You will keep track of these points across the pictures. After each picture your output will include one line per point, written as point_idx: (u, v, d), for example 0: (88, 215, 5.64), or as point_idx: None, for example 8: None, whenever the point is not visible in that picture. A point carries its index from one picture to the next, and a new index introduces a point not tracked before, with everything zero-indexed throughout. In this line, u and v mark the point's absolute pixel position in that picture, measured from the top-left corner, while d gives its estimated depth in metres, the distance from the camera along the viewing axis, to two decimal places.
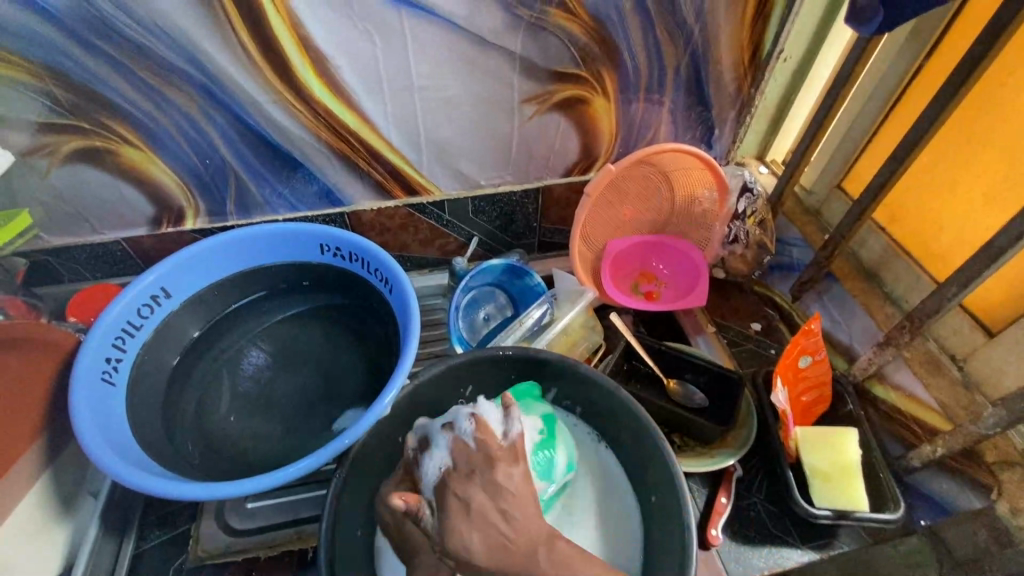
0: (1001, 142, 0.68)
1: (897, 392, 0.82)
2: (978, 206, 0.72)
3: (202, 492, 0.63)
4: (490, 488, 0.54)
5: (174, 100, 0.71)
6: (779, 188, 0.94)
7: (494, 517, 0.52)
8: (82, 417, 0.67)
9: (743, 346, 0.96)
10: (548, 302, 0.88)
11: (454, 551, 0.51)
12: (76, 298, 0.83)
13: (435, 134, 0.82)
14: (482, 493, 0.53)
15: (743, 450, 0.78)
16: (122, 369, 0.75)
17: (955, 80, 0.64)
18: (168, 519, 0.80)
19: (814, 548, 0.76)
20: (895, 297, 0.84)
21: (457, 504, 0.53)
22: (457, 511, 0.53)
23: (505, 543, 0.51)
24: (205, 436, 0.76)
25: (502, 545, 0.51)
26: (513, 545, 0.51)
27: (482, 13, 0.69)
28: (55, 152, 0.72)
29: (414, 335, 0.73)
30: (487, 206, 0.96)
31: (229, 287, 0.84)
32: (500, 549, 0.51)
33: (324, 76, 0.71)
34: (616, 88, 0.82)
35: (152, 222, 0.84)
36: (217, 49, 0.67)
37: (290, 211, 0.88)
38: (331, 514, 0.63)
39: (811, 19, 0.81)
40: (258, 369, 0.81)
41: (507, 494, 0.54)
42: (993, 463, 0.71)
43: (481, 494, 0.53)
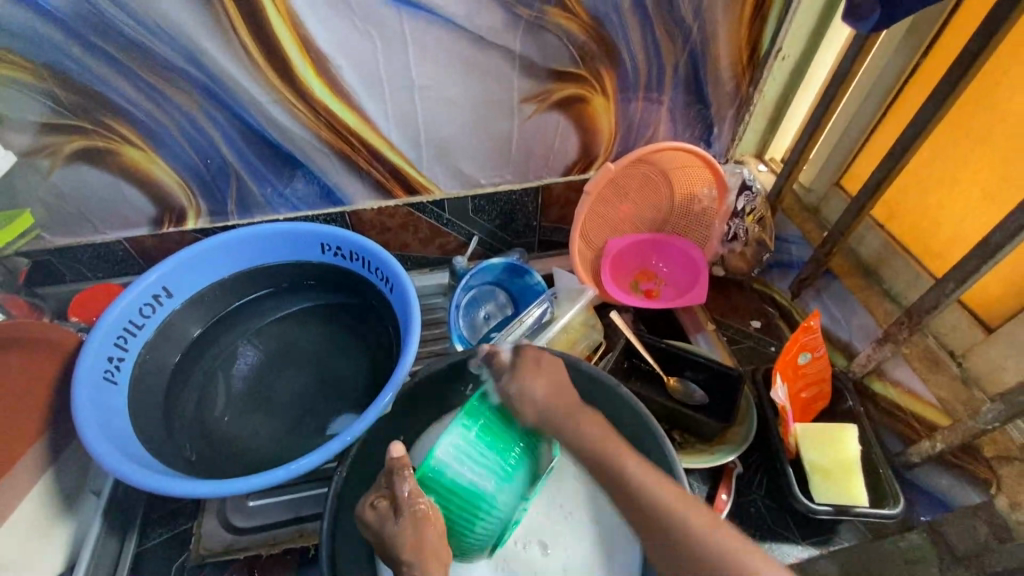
0: (998, 139, 0.68)
1: (896, 388, 0.82)
2: (976, 203, 0.72)
3: (204, 489, 0.63)
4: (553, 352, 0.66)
5: (175, 100, 0.71)
6: (778, 187, 0.95)
7: (555, 377, 0.61)
8: (83, 417, 0.67)
9: (742, 343, 0.96)
10: (548, 300, 0.89)
11: (520, 389, 0.59)
12: (78, 298, 0.84)
13: (436, 133, 0.82)
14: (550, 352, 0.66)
15: (744, 446, 0.78)
16: (124, 368, 0.75)
17: (952, 77, 0.64)
18: (170, 518, 0.80)
19: (813, 544, 0.77)
20: (894, 294, 0.84)
21: (529, 360, 0.62)
22: (532, 365, 0.61)
23: (559, 392, 0.59)
24: (206, 435, 0.76)
25: (553, 392, 0.59)
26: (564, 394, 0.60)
27: (482, 13, 0.70)
28: (58, 152, 0.73)
29: (414, 334, 0.73)
30: (488, 205, 0.96)
31: (229, 287, 0.84)
32: (554, 395, 0.59)
33: (325, 76, 0.72)
34: (615, 87, 0.83)
35: (153, 221, 0.84)
36: (218, 50, 0.67)
37: (291, 210, 0.89)
38: (332, 508, 0.64)
39: (809, 18, 0.81)
40: (249, 369, 0.81)
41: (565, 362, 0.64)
42: (993, 458, 0.73)
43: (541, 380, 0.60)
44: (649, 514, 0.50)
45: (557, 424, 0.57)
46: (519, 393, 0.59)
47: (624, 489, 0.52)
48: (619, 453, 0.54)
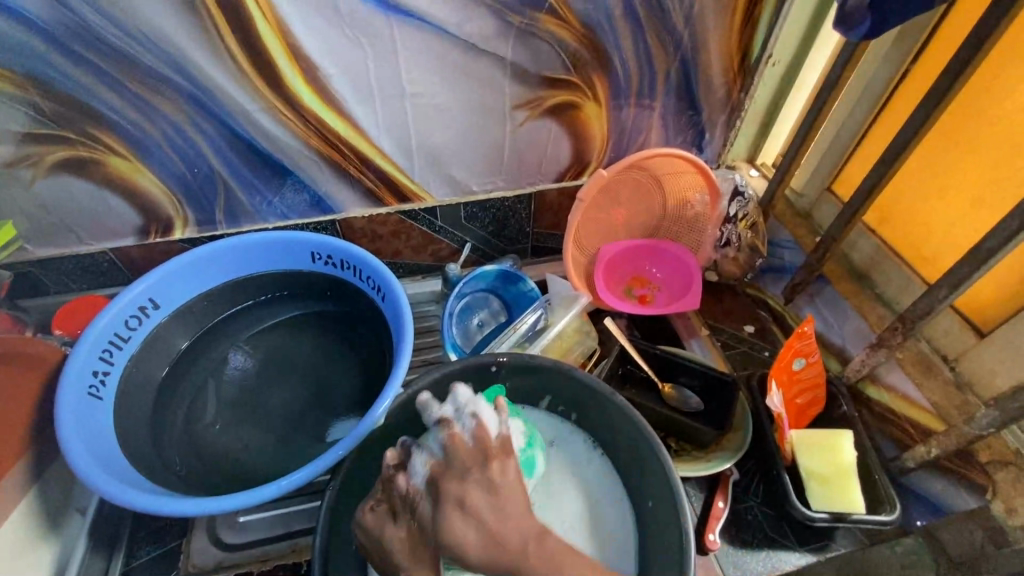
0: (991, 144, 0.68)
1: (890, 392, 0.82)
2: (967, 207, 0.73)
3: (194, 507, 0.62)
4: (484, 484, 0.54)
5: (160, 109, 0.70)
6: (770, 193, 0.95)
7: (489, 512, 0.53)
8: (68, 433, 0.66)
9: (737, 349, 0.96)
10: (543, 306, 0.88)
11: (453, 548, 0.52)
12: (63, 310, 0.82)
13: (427, 140, 0.82)
14: (477, 489, 0.54)
15: (739, 454, 0.78)
16: (110, 383, 0.74)
17: (942, 84, 0.64)
18: (157, 534, 0.78)
19: (811, 551, 0.76)
20: (887, 298, 0.84)
21: (451, 496, 0.53)
22: (459, 510, 0.53)
23: (495, 539, 0.52)
24: (195, 449, 0.75)
25: (495, 543, 0.52)
26: (504, 541, 0.52)
27: (473, 20, 0.69)
28: (39, 162, 0.71)
29: (406, 343, 0.73)
30: (480, 212, 0.95)
31: (218, 297, 0.83)
32: (494, 548, 0.52)
33: (314, 84, 0.71)
34: (607, 94, 0.83)
35: (140, 232, 0.83)
36: (205, 58, 0.66)
37: (280, 219, 0.87)
38: (325, 524, 0.62)
39: (800, 24, 0.82)
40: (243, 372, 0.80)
41: (499, 487, 0.54)
42: (987, 462, 0.72)
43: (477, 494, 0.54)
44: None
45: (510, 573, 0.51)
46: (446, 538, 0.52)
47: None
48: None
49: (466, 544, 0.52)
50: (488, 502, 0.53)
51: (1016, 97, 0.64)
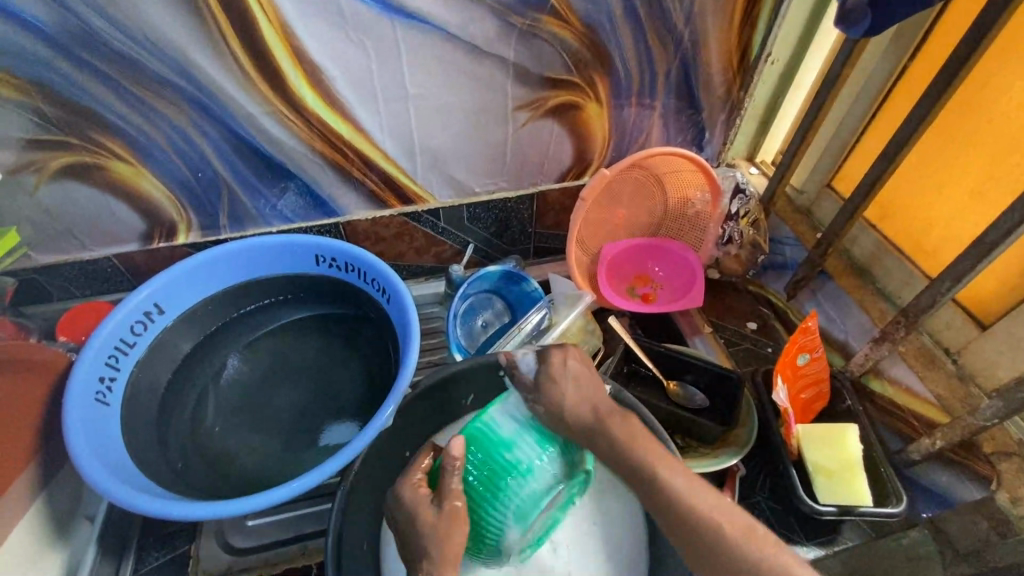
0: (989, 139, 0.69)
1: (893, 386, 0.83)
2: (966, 201, 0.74)
3: (204, 511, 0.61)
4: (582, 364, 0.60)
5: (164, 113, 0.70)
6: (770, 190, 0.96)
7: (586, 387, 0.58)
8: (75, 439, 0.65)
9: (740, 345, 0.96)
10: (547, 306, 0.89)
11: (552, 407, 0.56)
12: (67, 316, 0.82)
13: (430, 142, 0.82)
14: (577, 361, 0.59)
15: (746, 449, 0.78)
16: (116, 389, 0.74)
17: (941, 80, 0.65)
18: (165, 540, 0.77)
19: (818, 545, 0.77)
20: (888, 292, 0.86)
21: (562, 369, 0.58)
22: (563, 377, 0.57)
23: (591, 402, 0.57)
24: (202, 454, 0.74)
25: (590, 406, 0.56)
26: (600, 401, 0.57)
27: (475, 22, 0.70)
28: (43, 168, 0.71)
29: (413, 344, 0.73)
30: (483, 213, 0.95)
31: (223, 300, 0.83)
32: (589, 406, 0.56)
33: (318, 87, 0.71)
34: (608, 94, 0.83)
35: (143, 237, 0.82)
36: (209, 62, 0.66)
37: (284, 222, 0.87)
38: (337, 523, 0.63)
39: (798, 23, 0.83)
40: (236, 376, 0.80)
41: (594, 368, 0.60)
42: (990, 454, 0.74)
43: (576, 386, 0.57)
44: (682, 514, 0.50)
45: (592, 435, 0.55)
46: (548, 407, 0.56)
47: (656, 493, 0.51)
48: (652, 462, 0.53)
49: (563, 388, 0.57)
50: (588, 379, 0.59)
51: (1014, 92, 0.65)
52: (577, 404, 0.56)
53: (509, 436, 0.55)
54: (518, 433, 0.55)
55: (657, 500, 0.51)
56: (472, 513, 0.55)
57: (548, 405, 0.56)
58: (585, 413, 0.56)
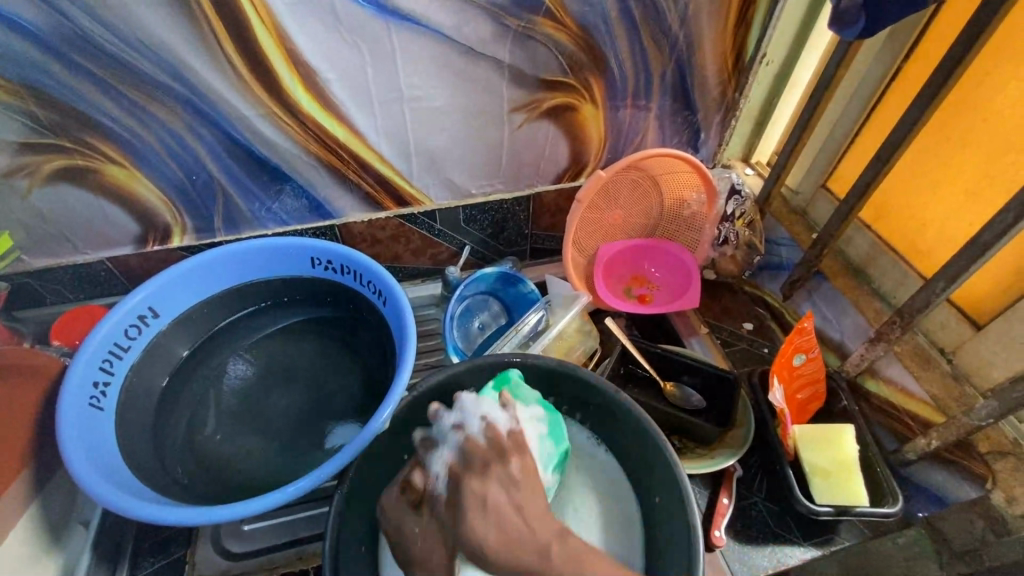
0: (983, 139, 0.69)
1: (889, 385, 0.83)
2: (961, 201, 0.74)
3: (199, 516, 0.61)
4: (503, 487, 0.54)
5: (158, 116, 0.69)
6: (766, 190, 0.96)
7: (510, 519, 0.51)
8: (69, 443, 0.65)
9: (736, 346, 0.96)
10: (543, 308, 0.89)
11: (474, 547, 0.50)
12: (61, 320, 0.81)
13: (426, 144, 0.82)
14: (498, 486, 0.54)
15: (743, 449, 0.79)
16: (111, 393, 0.73)
17: (935, 81, 0.65)
18: (161, 545, 0.77)
19: (814, 545, 0.77)
20: (883, 293, 0.86)
21: (470, 500, 0.53)
22: (476, 511, 0.52)
23: (519, 538, 0.50)
24: (197, 458, 0.74)
25: (517, 541, 0.50)
26: (537, 532, 0.50)
27: (470, 23, 0.70)
28: (35, 172, 0.70)
29: (410, 347, 0.73)
30: (479, 215, 0.95)
31: (219, 303, 0.83)
32: (513, 544, 0.49)
33: (312, 89, 0.71)
34: (604, 96, 0.83)
35: (137, 240, 0.82)
36: (202, 64, 0.66)
37: (279, 225, 0.87)
38: (336, 525, 0.62)
39: (792, 24, 0.83)
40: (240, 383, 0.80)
41: (521, 482, 0.55)
42: (987, 453, 0.73)
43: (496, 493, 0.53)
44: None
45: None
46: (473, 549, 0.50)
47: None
48: None
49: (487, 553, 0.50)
50: (507, 507, 0.52)
51: (1007, 93, 0.65)
52: (501, 541, 0.50)
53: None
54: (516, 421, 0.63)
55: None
56: None
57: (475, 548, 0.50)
58: (515, 558, 0.49)
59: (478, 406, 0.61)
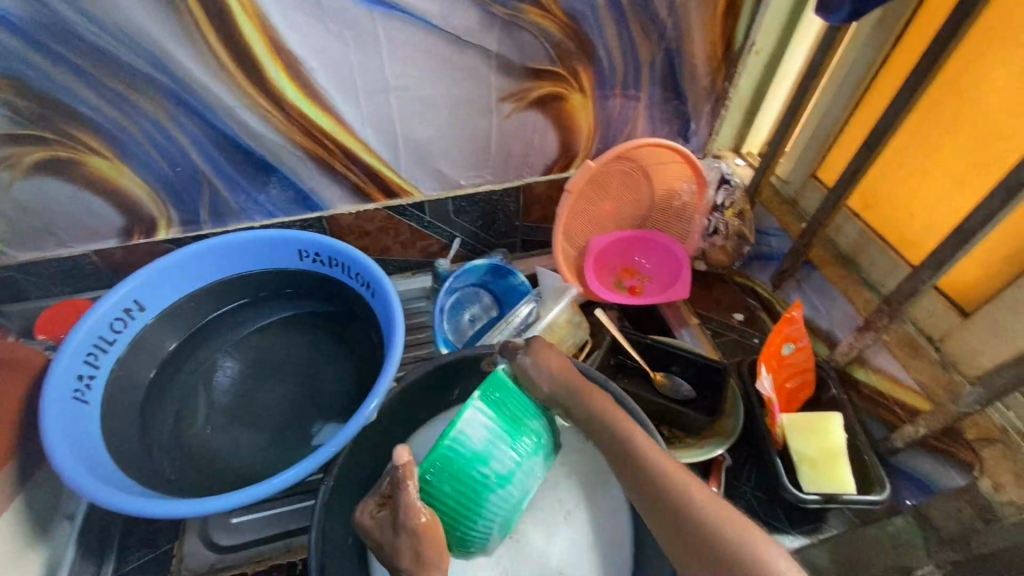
0: (970, 126, 0.69)
1: (877, 374, 0.83)
2: (949, 189, 0.74)
3: (186, 509, 0.61)
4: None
5: (141, 106, 0.69)
6: (755, 181, 0.96)
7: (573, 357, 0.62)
8: (53, 437, 0.64)
9: (727, 336, 0.96)
10: (535, 300, 0.89)
11: (536, 364, 0.61)
12: (46, 315, 0.81)
13: (414, 134, 0.81)
14: None
15: (732, 438, 0.78)
16: (96, 387, 0.72)
17: (923, 68, 0.65)
18: (150, 538, 0.77)
19: (804, 533, 0.77)
20: (873, 282, 0.86)
21: (545, 334, 0.65)
22: (549, 342, 0.63)
23: (565, 380, 0.59)
24: (185, 452, 0.74)
25: (572, 369, 0.61)
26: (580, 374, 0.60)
27: (455, 12, 0.69)
28: (17, 163, 0.70)
29: (398, 339, 0.73)
30: (469, 206, 0.95)
31: (206, 296, 0.82)
32: (572, 373, 0.60)
33: (296, 78, 0.70)
34: (592, 85, 0.83)
35: (122, 233, 0.81)
36: (185, 53, 0.65)
37: (267, 217, 0.86)
38: (320, 520, 0.61)
39: (782, 12, 0.82)
40: (229, 381, 0.79)
41: None
42: (975, 440, 0.73)
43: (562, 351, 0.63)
44: (653, 489, 0.51)
45: (571, 402, 0.59)
46: (533, 367, 0.61)
47: (633, 465, 0.53)
48: (621, 423, 0.56)
49: (546, 368, 0.60)
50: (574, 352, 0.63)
51: (994, 79, 0.65)
52: (558, 364, 0.60)
53: (481, 448, 0.54)
54: (491, 443, 0.54)
55: (630, 464, 0.53)
56: (477, 482, 0.54)
57: (530, 369, 0.60)
58: (568, 380, 0.60)
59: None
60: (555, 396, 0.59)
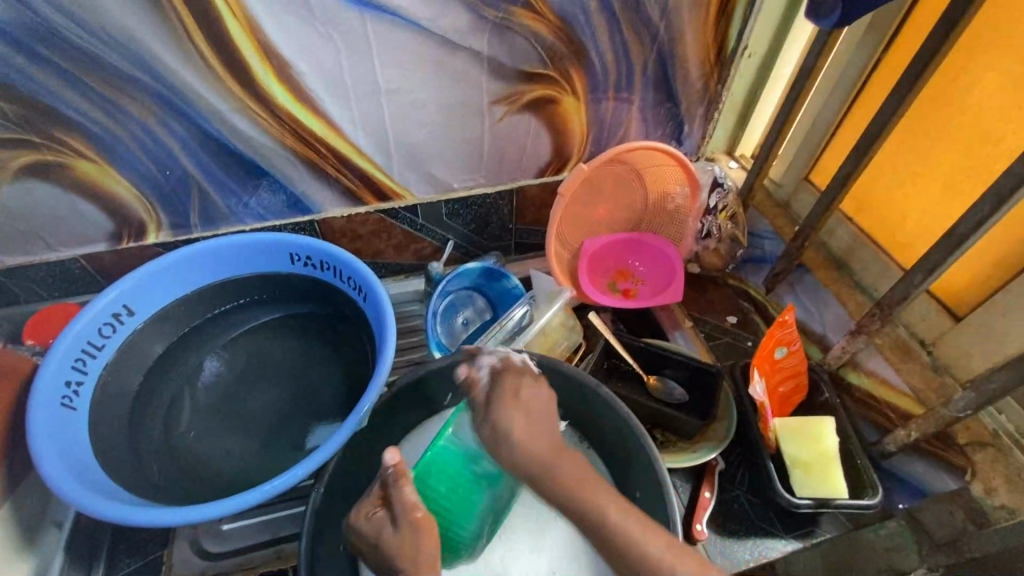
0: (961, 130, 0.69)
1: (871, 377, 0.82)
2: (941, 193, 0.74)
3: (173, 517, 0.60)
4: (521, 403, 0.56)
5: (129, 110, 0.68)
6: (748, 184, 0.95)
7: (538, 415, 0.54)
8: (40, 445, 0.64)
9: (720, 339, 0.96)
10: (527, 302, 0.88)
11: (496, 428, 0.53)
12: (35, 319, 0.80)
13: (405, 138, 0.81)
14: (530, 385, 0.57)
15: (725, 442, 0.79)
16: (84, 393, 0.72)
17: (913, 72, 0.65)
18: (140, 545, 0.76)
19: (796, 538, 0.77)
20: (865, 286, 0.87)
21: (506, 390, 0.56)
22: (509, 399, 0.55)
23: None
24: (174, 459, 0.73)
25: (537, 432, 0.53)
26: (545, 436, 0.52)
27: (446, 15, 0.69)
28: (4, 167, 0.69)
29: (388, 344, 0.72)
30: (462, 209, 0.94)
31: (196, 300, 0.81)
32: (533, 438, 0.52)
33: (286, 82, 0.70)
34: (584, 88, 0.82)
35: (111, 238, 0.81)
36: (172, 57, 0.64)
37: (257, 221, 0.86)
38: (311, 526, 0.61)
39: (774, 15, 0.82)
40: (214, 377, 0.79)
41: (542, 400, 0.56)
42: (966, 444, 0.76)
43: (524, 405, 0.54)
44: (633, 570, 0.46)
45: (538, 473, 0.51)
46: (494, 431, 0.53)
47: (608, 542, 0.48)
48: (595, 493, 0.49)
49: (510, 436, 0.52)
50: (536, 409, 0.55)
51: (985, 84, 0.65)
52: (521, 430, 0.52)
53: (474, 450, 0.60)
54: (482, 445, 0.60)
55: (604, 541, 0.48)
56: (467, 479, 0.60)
57: (493, 433, 0.53)
58: (534, 448, 0.52)
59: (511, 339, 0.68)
60: (520, 467, 0.52)
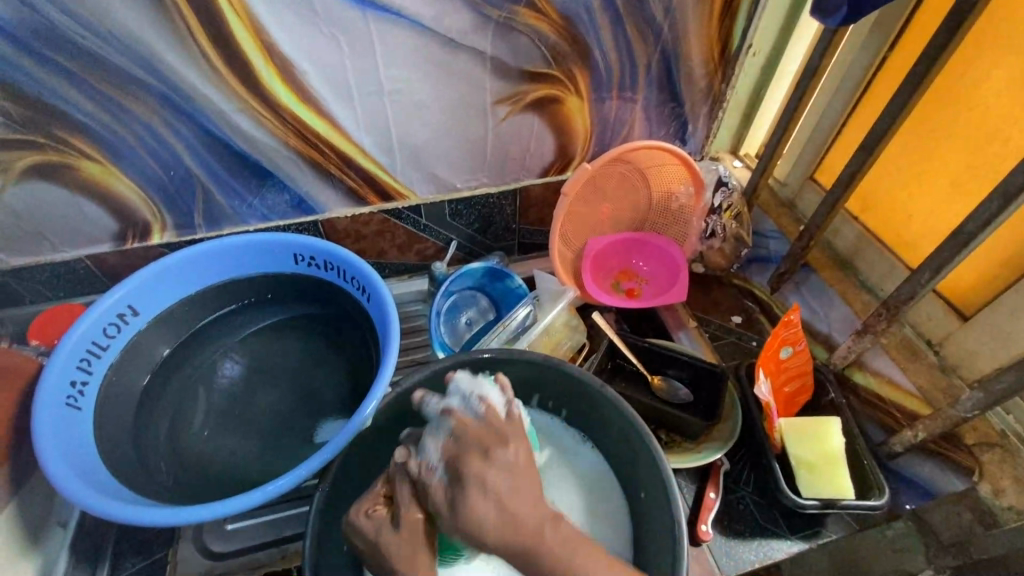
0: (968, 129, 0.69)
1: (877, 377, 0.82)
2: (947, 191, 0.73)
3: (178, 517, 0.60)
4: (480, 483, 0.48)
5: (133, 111, 0.68)
6: (753, 184, 0.95)
7: (511, 488, 0.48)
8: (46, 445, 0.64)
9: (726, 339, 0.96)
10: (531, 303, 0.88)
11: (467, 523, 0.46)
12: (40, 320, 0.80)
13: (408, 138, 0.81)
14: (499, 470, 0.48)
15: (729, 443, 0.78)
16: (89, 393, 0.72)
17: (920, 70, 0.65)
18: (144, 545, 0.76)
19: (802, 538, 0.77)
20: (871, 285, 0.86)
21: (471, 480, 0.48)
22: (472, 488, 0.47)
23: None
24: (178, 458, 0.73)
25: (513, 517, 0.46)
26: (524, 520, 0.46)
27: (449, 14, 0.68)
28: (9, 168, 0.69)
29: (392, 344, 0.72)
30: (465, 209, 0.94)
31: (200, 301, 0.81)
32: (512, 525, 0.46)
33: (291, 82, 0.70)
34: (588, 87, 0.82)
35: (116, 238, 0.81)
36: (176, 57, 0.65)
37: (261, 221, 0.86)
38: (316, 523, 0.61)
39: (779, 13, 0.82)
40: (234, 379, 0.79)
41: (521, 469, 0.49)
42: (974, 445, 0.74)
43: (497, 479, 0.48)
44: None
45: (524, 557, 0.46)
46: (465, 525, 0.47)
47: None
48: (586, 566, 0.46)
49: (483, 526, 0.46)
50: (507, 482, 0.48)
51: (991, 82, 0.65)
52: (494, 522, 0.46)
53: None
54: None
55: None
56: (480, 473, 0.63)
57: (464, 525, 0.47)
58: (515, 536, 0.46)
59: (475, 386, 0.56)
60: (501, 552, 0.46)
